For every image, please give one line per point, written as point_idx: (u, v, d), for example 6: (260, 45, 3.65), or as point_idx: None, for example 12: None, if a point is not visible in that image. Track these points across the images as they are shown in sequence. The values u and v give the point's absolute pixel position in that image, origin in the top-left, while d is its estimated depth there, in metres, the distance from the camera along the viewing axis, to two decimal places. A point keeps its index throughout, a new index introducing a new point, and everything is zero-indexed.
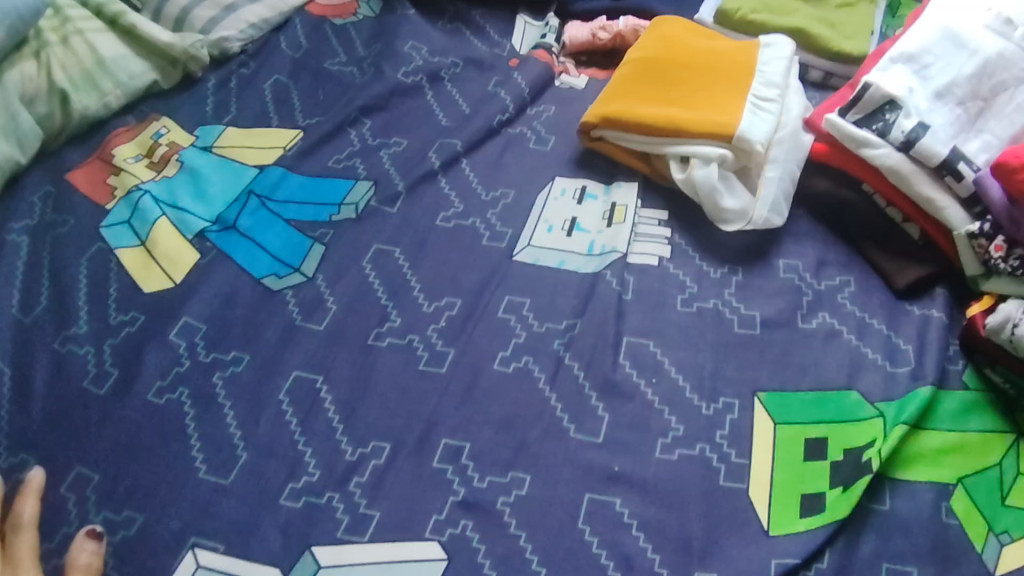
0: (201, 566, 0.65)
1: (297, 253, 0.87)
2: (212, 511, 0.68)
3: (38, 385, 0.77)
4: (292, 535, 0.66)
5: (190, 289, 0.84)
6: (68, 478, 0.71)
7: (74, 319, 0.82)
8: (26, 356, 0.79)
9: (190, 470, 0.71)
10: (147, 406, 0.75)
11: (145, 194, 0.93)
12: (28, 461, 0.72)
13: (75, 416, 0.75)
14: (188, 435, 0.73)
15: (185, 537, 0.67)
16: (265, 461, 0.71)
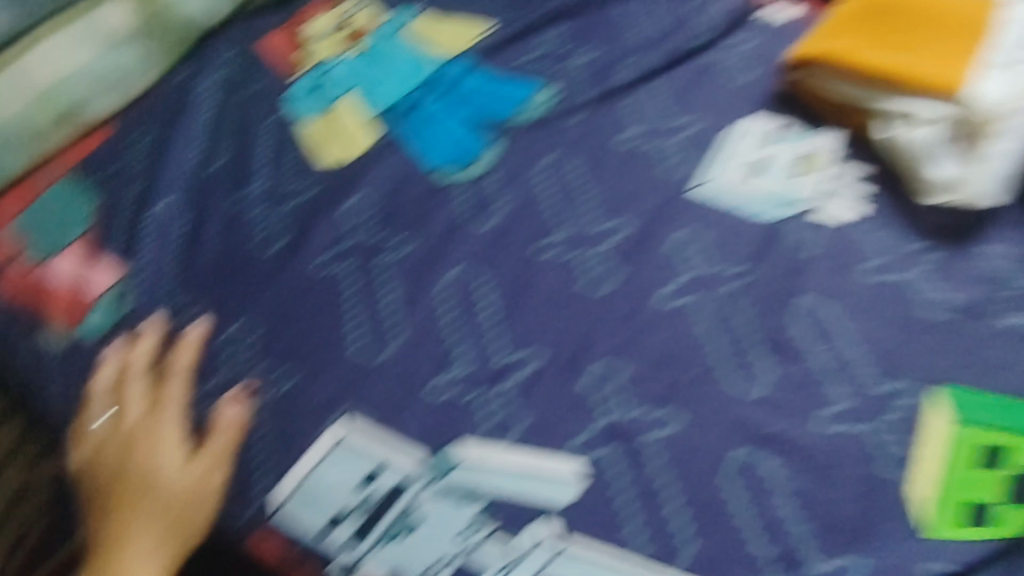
0: (349, 434, 0.68)
1: (468, 152, 0.84)
2: (356, 389, 0.69)
3: (209, 237, 0.78)
4: (430, 430, 0.67)
5: (361, 171, 0.82)
6: (225, 331, 0.74)
7: (248, 178, 0.82)
8: (200, 209, 0.80)
9: (340, 345, 0.71)
10: (306, 276, 0.74)
11: (332, 68, 0.90)
12: (188, 308, 0.75)
13: (238, 274, 0.76)
14: (341, 312, 0.72)
15: (331, 408, 0.69)
16: (412, 352, 0.70)
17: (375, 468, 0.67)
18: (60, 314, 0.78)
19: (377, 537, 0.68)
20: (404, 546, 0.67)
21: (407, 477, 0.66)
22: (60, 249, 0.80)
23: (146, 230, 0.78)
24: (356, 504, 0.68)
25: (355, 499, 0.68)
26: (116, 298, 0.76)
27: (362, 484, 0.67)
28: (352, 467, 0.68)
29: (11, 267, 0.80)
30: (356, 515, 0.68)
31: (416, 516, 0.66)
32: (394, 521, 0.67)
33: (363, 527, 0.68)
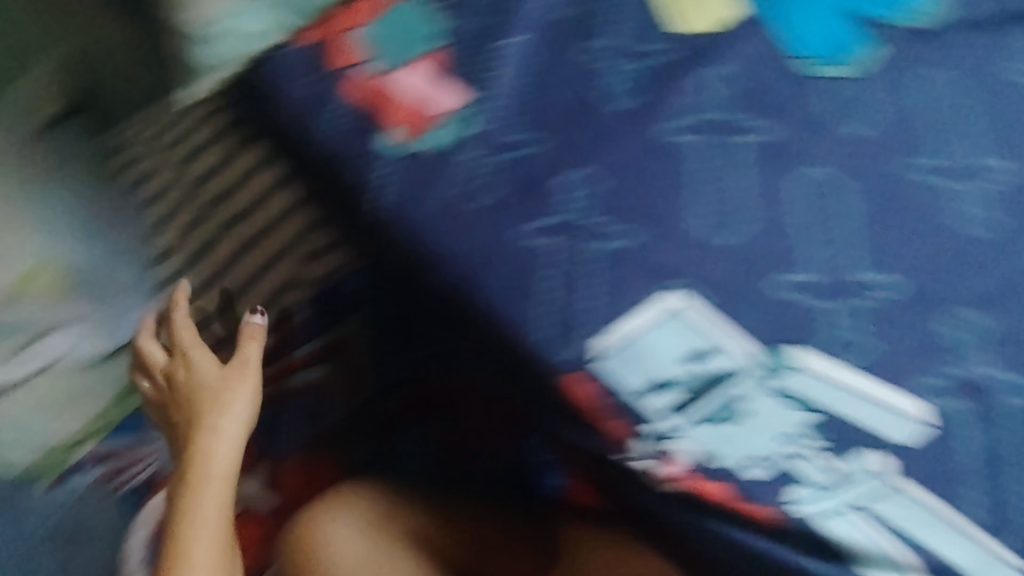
0: (691, 307, 0.63)
1: (842, 47, 0.69)
2: (698, 262, 0.64)
3: (559, 78, 0.71)
4: (767, 321, 0.64)
5: (719, 42, 0.71)
6: (563, 176, 0.67)
7: (601, 25, 0.73)
8: (549, 51, 0.72)
9: (684, 214, 0.66)
10: (653, 140, 0.68)
11: None
12: (525, 146, 0.69)
13: (583, 122, 0.69)
14: (686, 188, 0.66)
15: (664, 274, 0.64)
16: (759, 240, 0.65)
17: (718, 348, 0.63)
18: (401, 122, 0.72)
19: (700, 417, 0.65)
20: (724, 432, 0.64)
21: (755, 369, 0.63)
22: (415, 57, 0.74)
23: (499, 58, 0.72)
24: (685, 376, 0.64)
25: (683, 373, 0.64)
26: (461, 121, 0.71)
27: (700, 360, 0.64)
28: (691, 341, 0.64)
29: (360, 68, 0.75)
30: (684, 386, 0.64)
31: (753, 405, 0.64)
32: (726, 406, 0.64)
33: (688, 403, 0.64)
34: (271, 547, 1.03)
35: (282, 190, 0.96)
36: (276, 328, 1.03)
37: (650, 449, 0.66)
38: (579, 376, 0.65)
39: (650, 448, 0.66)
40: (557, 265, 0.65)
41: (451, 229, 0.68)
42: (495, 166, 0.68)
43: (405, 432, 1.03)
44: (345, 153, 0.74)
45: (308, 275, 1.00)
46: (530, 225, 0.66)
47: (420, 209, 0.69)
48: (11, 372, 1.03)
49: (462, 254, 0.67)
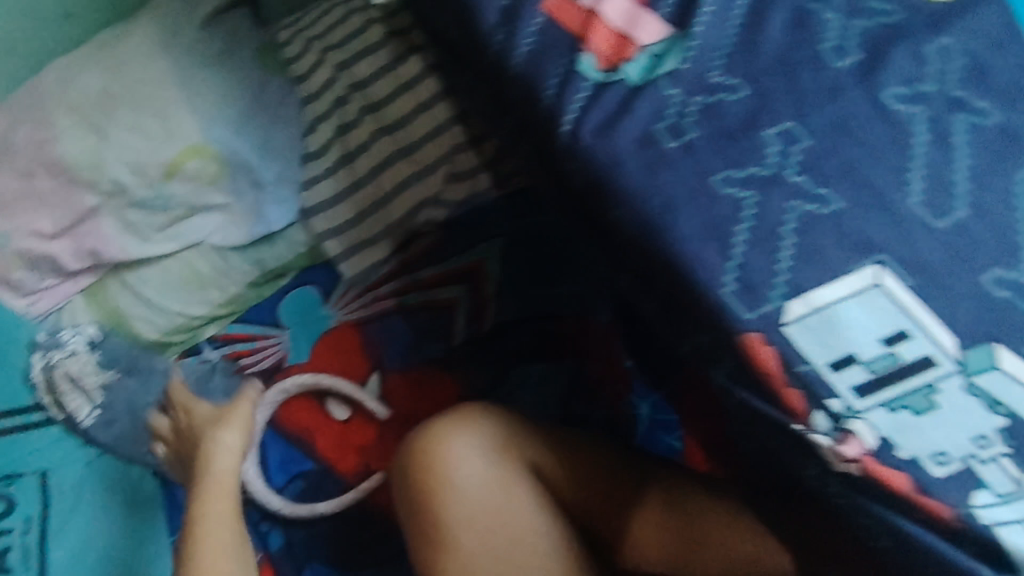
0: (880, 286, 0.53)
1: None
2: (911, 243, 0.54)
3: (776, 24, 0.62)
4: (980, 321, 0.53)
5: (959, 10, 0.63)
6: (779, 126, 0.57)
7: None
8: None
9: (902, 187, 0.56)
10: (877, 101, 0.59)
11: None
12: (741, 88, 0.59)
13: (802, 70, 0.60)
14: (910, 160, 0.57)
15: (875, 249, 0.54)
16: (978, 227, 0.55)
17: (924, 324, 0.52)
18: (597, 49, 0.62)
19: (890, 399, 0.52)
20: (914, 420, 0.52)
21: (951, 352, 0.52)
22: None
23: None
24: (879, 357, 0.52)
25: (881, 352, 0.52)
26: (661, 50, 0.61)
27: (900, 338, 0.52)
28: (893, 316, 0.53)
29: None
30: (876, 368, 0.52)
31: (943, 392, 0.52)
32: (920, 392, 0.52)
33: (879, 387, 0.52)
34: (370, 450, 0.92)
35: (440, 96, 0.93)
36: (402, 248, 0.97)
37: (843, 426, 0.53)
38: (760, 339, 0.53)
39: (823, 442, 0.53)
40: (749, 218, 0.55)
41: (648, 170, 0.58)
42: (696, 107, 0.59)
43: (534, 366, 0.92)
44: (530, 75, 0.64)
45: (451, 197, 0.95)
46: (726, 173, 0.57)
47: (612, 150, 0.59)
48: (147, 248, 0.95)
49: (654, 199, 0.57)
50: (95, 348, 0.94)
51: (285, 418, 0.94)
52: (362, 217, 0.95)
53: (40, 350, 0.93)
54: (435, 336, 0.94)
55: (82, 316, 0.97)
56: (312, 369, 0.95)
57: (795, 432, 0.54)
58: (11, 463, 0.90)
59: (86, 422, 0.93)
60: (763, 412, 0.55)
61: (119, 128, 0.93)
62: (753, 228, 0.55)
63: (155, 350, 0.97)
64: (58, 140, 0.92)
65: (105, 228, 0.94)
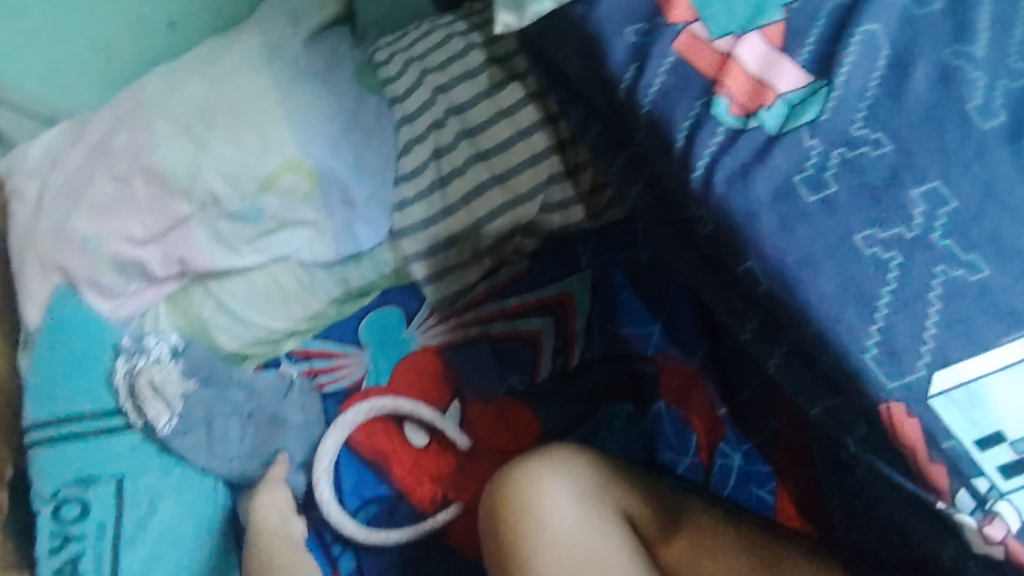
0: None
1: None
2: None
3: (917, 82, 0.60)
4: None
5: None
6: (925, 186, 0.55)
7: (973, 36, 0.63)
8: (910, 50, 0.62)
9: None
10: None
11: None
12: (883, 144, 0.57)
13: (949, 130, 0.58)
14: None
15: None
16: None
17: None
18: (732, 94, 0.62)
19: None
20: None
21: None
22: (751, 27, 0.65)
23: (852, 44, 0.62)
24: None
25: None
26: (799, 98, 0.60)
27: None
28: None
29: (689, 27, 0.66)
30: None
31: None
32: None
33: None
34: (446, 479, 0.91)
35: (539, 125, 0.93)
36: (489, 274, 0.97)
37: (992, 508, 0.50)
38: (903, 411, 0.51)
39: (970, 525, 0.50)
40: (893, 280, 0.53)
41: (787, 221, 0.56)
42: (837, 162, 0.57)
43: (620, 407, 0.91)
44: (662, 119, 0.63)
45: (542, 226, 0.95)
46: (869, 232, 0.55)
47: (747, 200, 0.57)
48: (236, 260, 0.93)
49: (791, 253, 0.55)
50: (178, 357, 0.92)
51: (361, 440, 0.92)
52: (451, 242, 0.94)
53: (124, 355, 0.91)
54: (520, 367, 0.93)
55: (164, 323, 0.95)
56: (392, 392, 0.93)
57: (939, 511, 0.51)
58: (89, 466, 0.88)
59: (164, 430, 0.90)
60: (900, 484, 0.53)
61: (217, 139, 0.92)
62: (896, 291, 0.53)
63: (233, 361, 0.96)
64: (158, 147, 0.92)
65: (195, 237, 0.92)
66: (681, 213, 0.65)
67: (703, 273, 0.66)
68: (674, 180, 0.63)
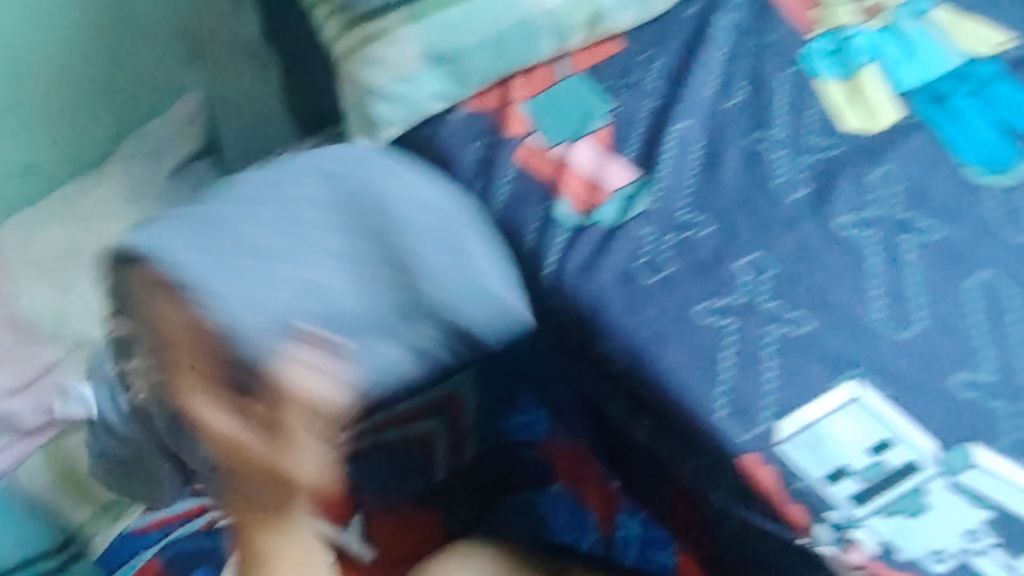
0: (860, 401, 0.57)
1: (1001, 158, 0.73)
2: (881, 357, 0.59)
3: (730, 165, 0.71)
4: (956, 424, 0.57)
5: (893, 142, 0.73)
6: (745, 258, 0.64)
7: (772, 121, 0.75)
8: (722, 138, 0.74)
9: (866, 307, 0.61)
10: (832, 229, 0.66)
11: (856, 36, 0.84)
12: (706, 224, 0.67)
13: (761, 202, 0.68)
14: (870, 275, 0.63)
15: (849, 366, 0.59)
16: (941, 338, 0.60)
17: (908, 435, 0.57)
18: (573, 196, 0.72)
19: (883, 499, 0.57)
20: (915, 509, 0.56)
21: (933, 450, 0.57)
22: (581, 133, 0.77)
23: (672, 136, 0.73)
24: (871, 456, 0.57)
25: (868, 462, 0.57)
26: (631, 194, 0.71)
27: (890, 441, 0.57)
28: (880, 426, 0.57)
29: (528, 138, 0.78)
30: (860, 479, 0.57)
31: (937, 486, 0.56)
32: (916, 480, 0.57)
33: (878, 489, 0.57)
34: None
35: None
36: None
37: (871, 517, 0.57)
38: (756, 459, 0.57)
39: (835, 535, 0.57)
40: (731, 345, 0.60)
41: (638, 301, 0.63)
42: (669, 244, 0.66)
43: (521, 492, 0.94)
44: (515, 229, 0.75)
45: None
46: (704, 303, 0.62)
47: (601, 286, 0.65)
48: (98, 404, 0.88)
49: (638, 332, 0.62)
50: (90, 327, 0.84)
51: None
52: None
53: None
54: (417, 471, 0.90)
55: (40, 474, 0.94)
56: None
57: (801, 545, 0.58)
58: None
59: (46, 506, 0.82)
60: (775, 532, 0.59)
61: (90, 287, 0.95)
62: (735, 354, 0.59)
63: None
64: (21, 296, 0.95)
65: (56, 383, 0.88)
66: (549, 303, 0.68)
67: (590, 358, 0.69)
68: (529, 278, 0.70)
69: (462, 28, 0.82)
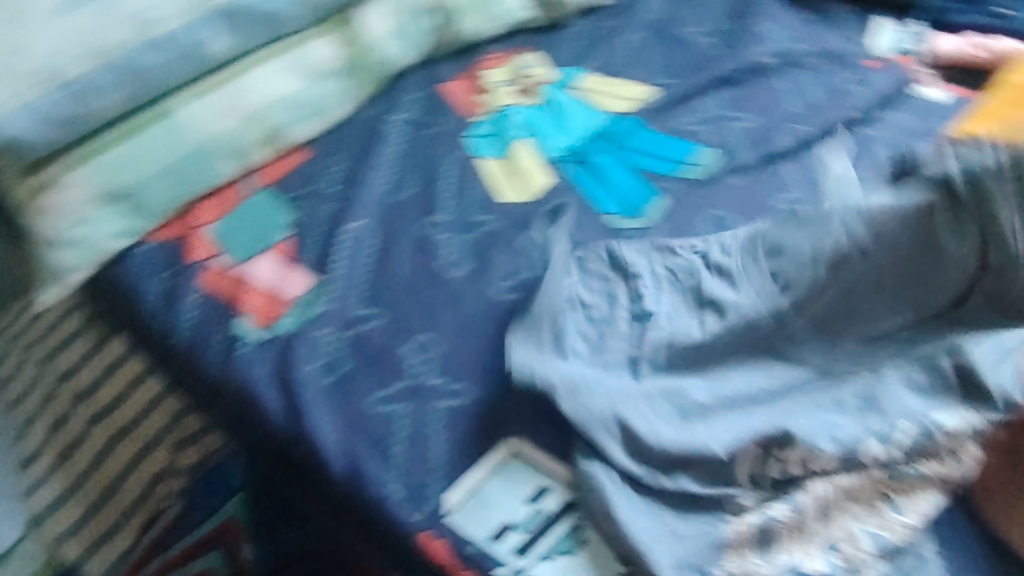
0: (512, 454, 0.72)
1: (641, 200, 0.89)
2: (532, 409, 0.74)
3: (399, 257, 0.84)
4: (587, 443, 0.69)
5: (544, 206, 0.88)
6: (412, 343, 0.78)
7: (439, 207, 0.88)
8: (394, 232, 0.86)
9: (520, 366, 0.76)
10: (490, 300, 0.81)
11: (511, 116, 0.98)
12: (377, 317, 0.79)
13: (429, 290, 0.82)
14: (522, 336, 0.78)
15: (504, 427, 0.73)
16: None
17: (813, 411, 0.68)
18: (252, 312, 0.82)
19: (799, 478, 0.66)
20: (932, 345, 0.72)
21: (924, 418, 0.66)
22: (262, 249, 0.87)
23: (343, 240, 0.85)
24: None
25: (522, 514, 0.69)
26: (312, 298, 0.81)
27: (918, 421, 0.66)
28: (898, 390, 0.68)
29: (212, 262, 0.87)
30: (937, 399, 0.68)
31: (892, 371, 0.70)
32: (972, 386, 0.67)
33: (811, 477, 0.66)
34: None
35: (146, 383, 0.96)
36: (152, 519, 0.98)
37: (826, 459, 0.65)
38: (430, 534, 0.68)
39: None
40: (401, 429, 0.73)
41: (316, 400, 0.74)
42: (344, 341, 0.78)
43: None
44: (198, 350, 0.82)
45: (183, 463, 0.97)
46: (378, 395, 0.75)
47: (290, 399, 0.75)
48: None
49: (327, 434, 0.73)
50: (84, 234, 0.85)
51: None
52: (97, 510, 0.98)
53: None
54: None
55: None
56: None
57: None
58: None
59: None
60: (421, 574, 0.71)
61: None
62: (407, 438, 0.72)
63: None
64: None
65: None
66: (244, 428, 0.80)
67: (843, 291, 0.77)
68: (226, 397, 0.79)
69: (131, 166, 0.86)
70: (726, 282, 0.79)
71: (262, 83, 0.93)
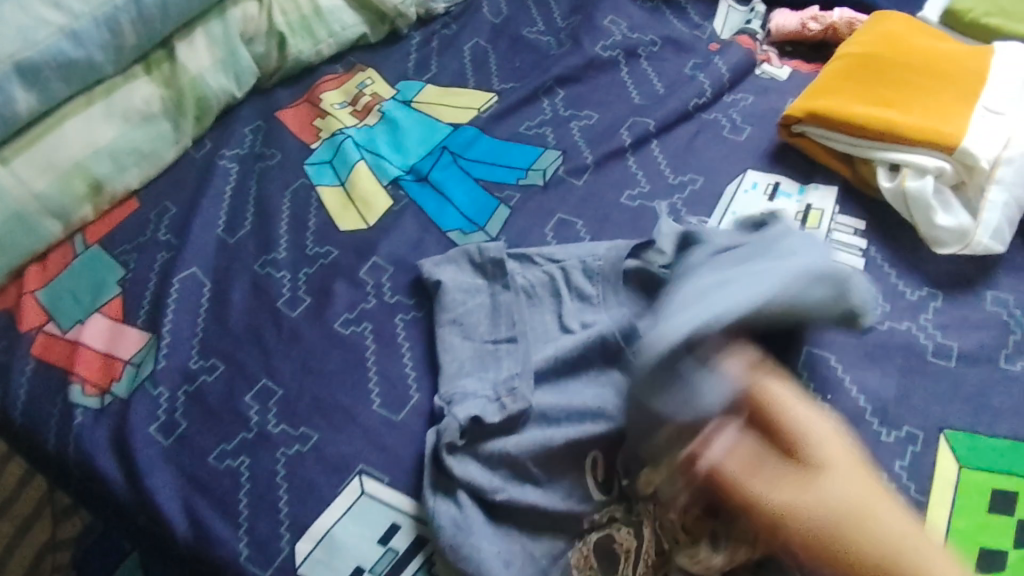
0: (366, 491, 0.70)
1: (483, 212, 0.90)
2: (381, 441, 0.73)
3: (235, 302, 0.82)
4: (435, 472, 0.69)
5: (383, 232, 0.87)
6: (256, 388, 0.76)
7: (278, 246, 0.86)
8: (228, 275, 0.84)
9: (366, 399, 0.75)
10: (332, 334, 0.79)
11: (348, 138, 0.97)
12: (218, 366, 0.78)
13: (269, 331, 0.79)
14: (367, 367, 0.77)
15: (354, 463, 0.71)
16: (429, 401, 0.75)
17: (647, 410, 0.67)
18: (85, 377, 0.78)
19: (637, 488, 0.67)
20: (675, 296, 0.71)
21: None
22: (92, 311, 0.82)
23: (173, 292, 0.81)
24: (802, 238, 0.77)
25: (377, 554, 0.67)
26: (144, 356, 0.78)
27: None
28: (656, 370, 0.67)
29: (43, 330, 0.82)
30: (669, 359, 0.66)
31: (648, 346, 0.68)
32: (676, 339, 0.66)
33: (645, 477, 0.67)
34: None
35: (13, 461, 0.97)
36: None
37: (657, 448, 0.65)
38: None
39: None
40: (247, 480, 0.71)
41: (156, 463, 0.72)
42: (183, 398, 0.76)
43: None
44: (32, 423, 0.78)
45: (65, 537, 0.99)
46: (220, 448, 0.73)
47: (127, 466, 0.72)
48: None
49: (167, 498, 0.70)
50: None
51: None
52: None
53: None
54: None
55: None
56: None
57: None
58: None
59: None
60: None
61: None
62: (252, 489, 0.70)
63: None
64: None
65: None
66: (91, 498, 0.76)
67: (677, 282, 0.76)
68: (66, 469, 0.75)
69: None
70: (576, 296, 0.78)
71: (80, 134, 0.89)
